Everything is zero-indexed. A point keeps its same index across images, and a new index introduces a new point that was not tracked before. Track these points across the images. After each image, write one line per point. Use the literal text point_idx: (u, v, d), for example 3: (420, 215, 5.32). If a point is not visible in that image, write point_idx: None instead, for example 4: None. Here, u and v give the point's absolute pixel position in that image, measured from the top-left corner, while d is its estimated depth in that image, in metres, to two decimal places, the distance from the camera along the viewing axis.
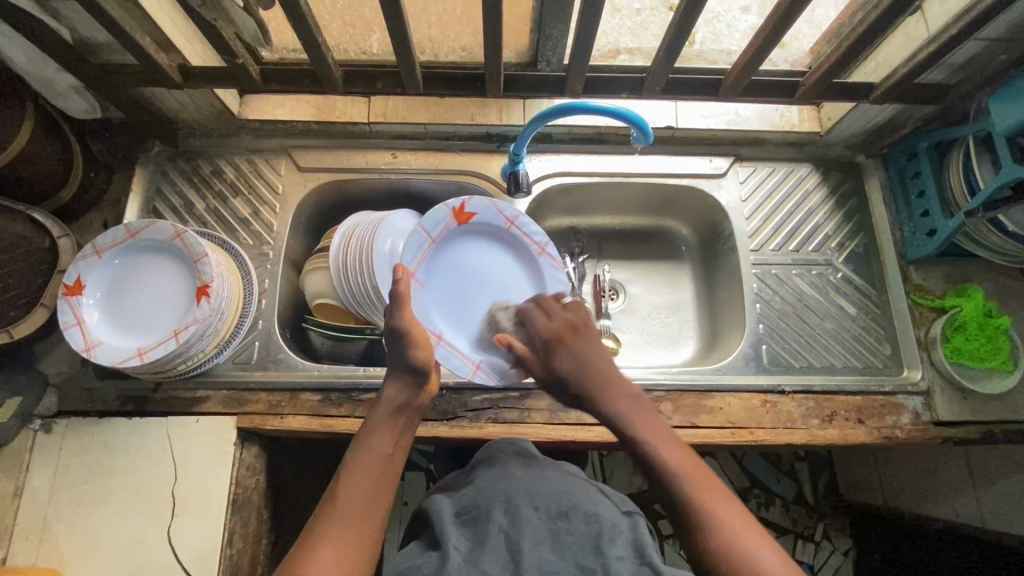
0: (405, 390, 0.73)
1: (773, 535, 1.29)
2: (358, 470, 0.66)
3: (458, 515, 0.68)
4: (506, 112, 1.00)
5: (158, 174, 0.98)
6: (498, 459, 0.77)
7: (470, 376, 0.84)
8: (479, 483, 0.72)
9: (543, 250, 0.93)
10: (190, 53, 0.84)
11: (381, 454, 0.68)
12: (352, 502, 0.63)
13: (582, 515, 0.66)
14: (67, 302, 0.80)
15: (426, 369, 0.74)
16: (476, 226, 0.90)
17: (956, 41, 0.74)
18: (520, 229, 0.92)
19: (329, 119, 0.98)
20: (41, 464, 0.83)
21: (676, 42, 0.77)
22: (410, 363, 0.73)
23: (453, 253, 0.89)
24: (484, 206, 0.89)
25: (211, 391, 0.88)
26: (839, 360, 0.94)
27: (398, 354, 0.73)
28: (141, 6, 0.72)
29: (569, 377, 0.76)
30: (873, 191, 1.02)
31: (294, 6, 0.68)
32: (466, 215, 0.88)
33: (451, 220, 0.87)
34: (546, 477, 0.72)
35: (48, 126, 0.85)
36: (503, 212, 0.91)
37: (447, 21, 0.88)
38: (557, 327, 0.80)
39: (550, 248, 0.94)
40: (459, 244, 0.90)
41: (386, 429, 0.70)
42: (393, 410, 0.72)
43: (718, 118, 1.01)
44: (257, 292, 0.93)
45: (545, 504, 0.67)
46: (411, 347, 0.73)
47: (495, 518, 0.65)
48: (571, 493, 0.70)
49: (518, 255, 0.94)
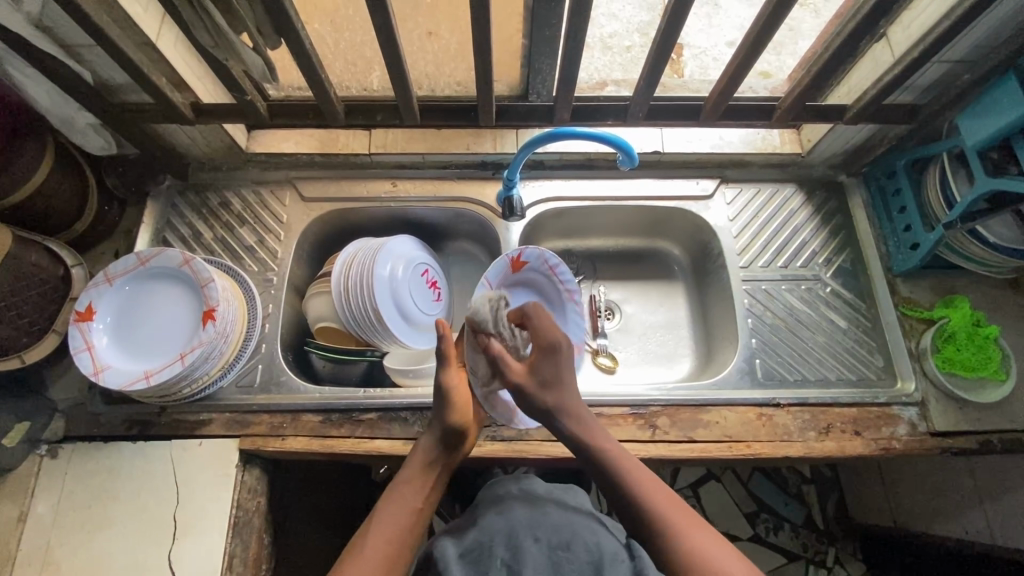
0: (437, 445, 0.74)
1: (784, 561, 1.26)
2: (387, 516, 0.67)
3: (461, 554, 0.67)
4: (500, 141, 1.05)
5: (168, 207, 1.03)
6: (498, 495, 0.76)
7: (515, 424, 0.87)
8: (481, 522, 0.71)
9: (573, 297, 0.97)
10: (203, 91, 0.90)
11: (409, 505, 0.69)
12: (381, 544, 0.64)
13: (584, 544, 0.68)
14: (78, 328, 0.83)
15: (462, 432, 0.75)
16: (525, 277, 0.97)
17: (917, 64, 0.79)
18: (559, 278, 0.97)
19: (331, 151, 1.04)
20: (46, 490, 0.84)
21: (655, 74, 0.82)
22: (444, 421, 0.75)
23: (505, 302, 0.95)
24: (534, 256, 0.94)
25: (215, 413, 0.89)
26: (833, 373, 0.95)
27: (436, 412, 0.76)
28: (160, 50, 0.78)
29: (550, 383, 0.72)
30: (857, 208, 1.06)
31: (301, 46, 0.73)
32: (520, 264, 0.94)
33: (508, 269, 0.94)
34: (546, 511, 0.72)
35: (65, 162, 0.90)
36: (548, 261, 0.95)
37: (443, 58, 0.95)
38: (546, 335, 0.73)
39: (580, 297, 0.99)
40: (512, 295, 0.96)
41: (415, 482, 0.71)
42: (425, 462, 0.73)
43: (704, 143, 1.05)
44: (261, 315, 0.95)
45: (546, 535, 0.69)
46: (447, 410, 0.75)
47: (498, 552, 0.66)
48: (571, 523, 0.71)
49: (551, 303, 0.99)
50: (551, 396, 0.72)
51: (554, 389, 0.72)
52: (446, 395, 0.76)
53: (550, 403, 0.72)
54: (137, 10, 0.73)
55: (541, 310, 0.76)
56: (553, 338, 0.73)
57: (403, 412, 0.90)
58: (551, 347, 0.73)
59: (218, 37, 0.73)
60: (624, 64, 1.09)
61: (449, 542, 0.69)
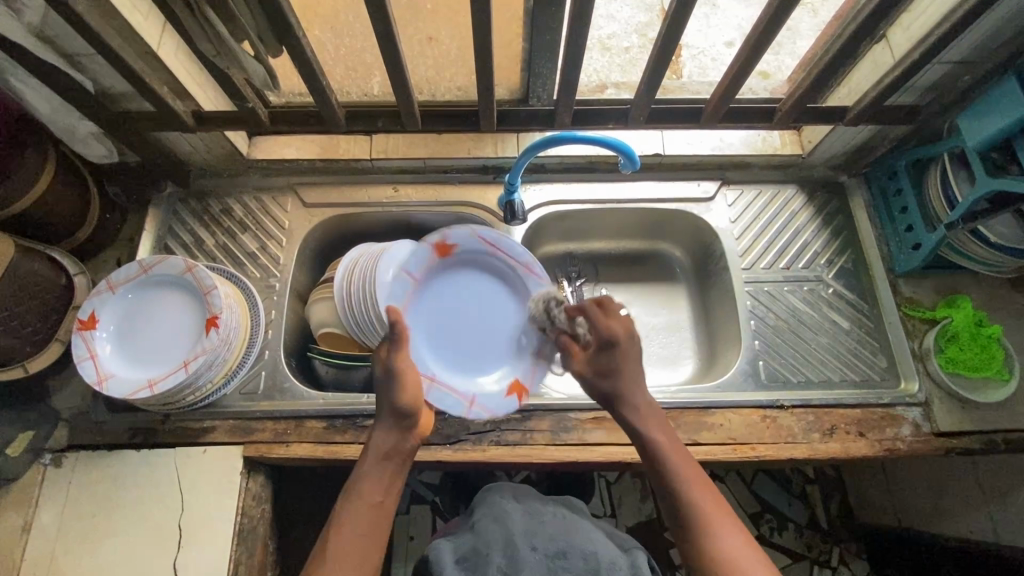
0: (389, 434, 0.71)
1: (788, 561, 1.26)
2: (348, 517, 0.66)
3: (457, 560, 0.68)
4: (500, 145, 1.05)
5: (170, 214, 1.03)
6: (497, 503, 0.76)
7: (461, 415, 0.86)
8: (478, 524, 0.73)
9: (529, 269, 0.92)
10: (205, 99, 0.90)
11: (367, 506, 0.67)
12: (345, 552, 0.63)
13: (580, 552, 0.67)
14: (81, 337, 0.83)
15: (411, 413, 0.72)
16: (460, 260, 0.93)
17: (918, 66, 0.79)
18: (506, 253, 0.93)
19: (332, 156, 1.04)
20: (50, 499, 0.84)
21: (656, 77, 0.82)
22: (394, 405, 0.71)
23: (441, 293, 0.92)
24: (465, 235, 0.91)
25: (218, 421, 0.89)
26: (836, 374, 0.95)
27: (387, 394, 0.72)
28: (162, 58, 0.78)
29: (606, 370, 0.75)
30: (858, 209, 1.06)
31: (302, 54, 0.73)
32: (448, 248, 0.91)
33: (433, 256, 0.90)
34: (543, 519, 0.73)
35: (66, 170, 0.90)
36: (482, 237, 0.93)
37: (443, 63, 0.96)
38: (613, 327, 0.75)
39: (537, 267, 0.93)
40: (449, 285, 0.92)
41: (373, 477, 0.68)
42: (382, 456, 0.70)
43: (705, 145, 1.05)
44: (264, 322, 0.95)
45: (543, 543, 0.69)
46: (398, 393, 0.71)
47: (493, 558, 0.67)
48: (568, 530, 0.71)
49: (509, 282, 0.94)
50: (606, 384, 0.75)
51: (608, 377, 0.75)
52: (395, 376, 0.71)
53: (606, 390, 0.75)
54: (139, 19, 0.73)
55: (610, 305, 0.78)
56: (609, 330, 0.75)
57: None
58: (613, 339, 0.75)
59: (220, 45, 0.72)
60: (623, 66, 1.09)
61: (445, 547, 0.70)
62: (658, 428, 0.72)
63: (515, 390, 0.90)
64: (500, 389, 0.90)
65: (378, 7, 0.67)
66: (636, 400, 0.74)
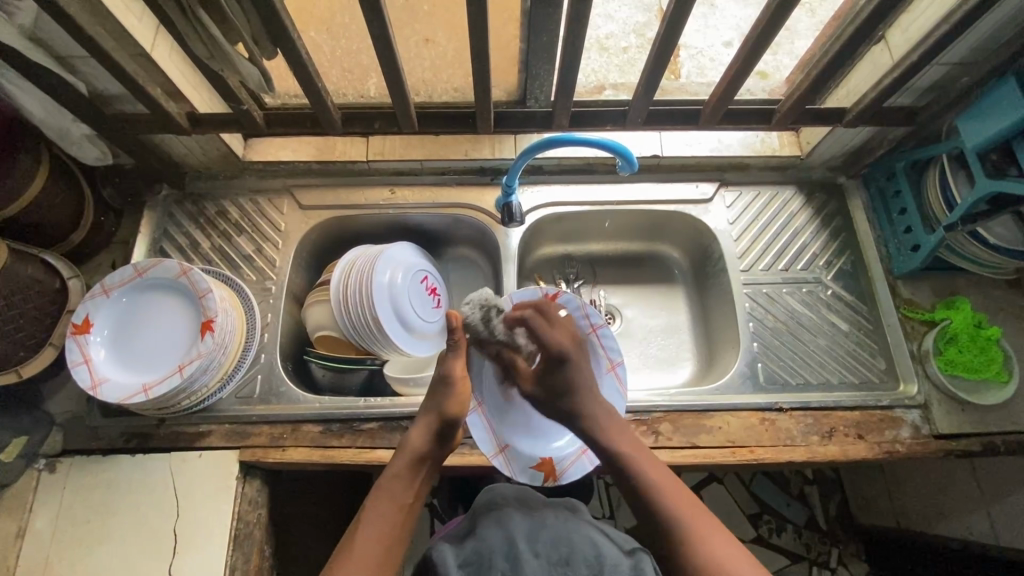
0: (427, 438, 0.73)
1: (787, 562, 1.26)
2: (375, 515, 0.66)
3: (459, 565, 0.67)
4: (497, 147, 1.04)
5: (165, 216, 1.02)
6: (498, 504, 0.75)
7: (489, 455, 0.83)
8: (480, 529, 0.71)
9: (613, 368, 0.87)
10: (199, 101, 0.89)
11: (397, 504, 0.68)
12: (368, 548, 0.64)
13: (583, 559, 0.66)
14: (75, 341, 0.82)
15: (458, 424, 0.74)
16: None
17: (917, 68, 0.79)
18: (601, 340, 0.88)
19: (329, 159, 1.03)
20: (45, 504, 0.84)
21: (654, 78, 0.82)
22: (443, 411, 0.73)
23: None
24: (574, 304, 0.87)
25: (214, 425, 0.89)
26: (835, 376, 0.95)
27: (438, 398, 0.75)
28: (155, 60, 0.78)
29: (559, 389, 0.79)
30: (857, 210, 1.06)
31: (297, 56, 0.73)
32: None
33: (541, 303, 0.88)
34: (545, 522, 0.72)
35: (59, 173, 0.89)
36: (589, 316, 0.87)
37: (440, 65, 0.95)
38: (560, 339, 0.81)
39: (621, 368, 0.87)
40: None
41: (403, 477, 0.70)
42: (416, 459, 0.72)
43: (704, 146, 1.05)
44: (260, 325, 0.95)
45: (546, 550, 0.67)
46: (450, 400, 0.74)
47: (496, 565, 0.65)
48: (570, 535, 0.69)
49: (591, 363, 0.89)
50: (564, 400, 0.78)
51: (566, 395, 0.78)
52: (449, 380, 0.74)
53: (563, 406, 0.78)
54: (132, 21, 0.72)
55: (551, 316, 0.83)
56: (559, 347, 0.80)
57: (403, 421, 0.89)
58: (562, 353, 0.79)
59: (213, 47, 0.72)
60: (621, 67, 1.09)
61: (447, 550, 0.69)
62: (619, 433, 0.75)
63: (546, 467, 0.84)
64: (534, 457, 0.85)
65: (373, 8, 0.66)
66: (596, 413, 0.77)
